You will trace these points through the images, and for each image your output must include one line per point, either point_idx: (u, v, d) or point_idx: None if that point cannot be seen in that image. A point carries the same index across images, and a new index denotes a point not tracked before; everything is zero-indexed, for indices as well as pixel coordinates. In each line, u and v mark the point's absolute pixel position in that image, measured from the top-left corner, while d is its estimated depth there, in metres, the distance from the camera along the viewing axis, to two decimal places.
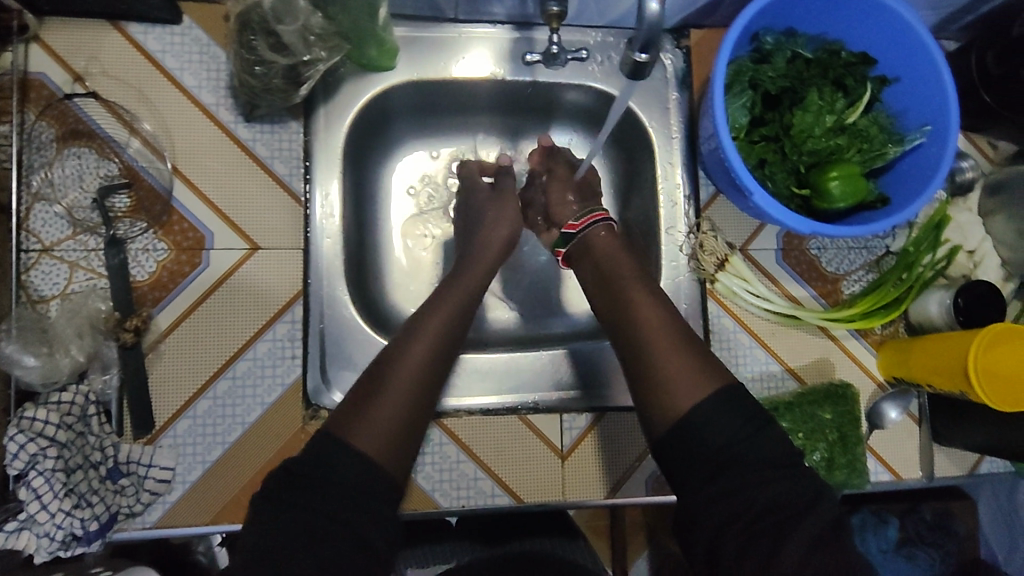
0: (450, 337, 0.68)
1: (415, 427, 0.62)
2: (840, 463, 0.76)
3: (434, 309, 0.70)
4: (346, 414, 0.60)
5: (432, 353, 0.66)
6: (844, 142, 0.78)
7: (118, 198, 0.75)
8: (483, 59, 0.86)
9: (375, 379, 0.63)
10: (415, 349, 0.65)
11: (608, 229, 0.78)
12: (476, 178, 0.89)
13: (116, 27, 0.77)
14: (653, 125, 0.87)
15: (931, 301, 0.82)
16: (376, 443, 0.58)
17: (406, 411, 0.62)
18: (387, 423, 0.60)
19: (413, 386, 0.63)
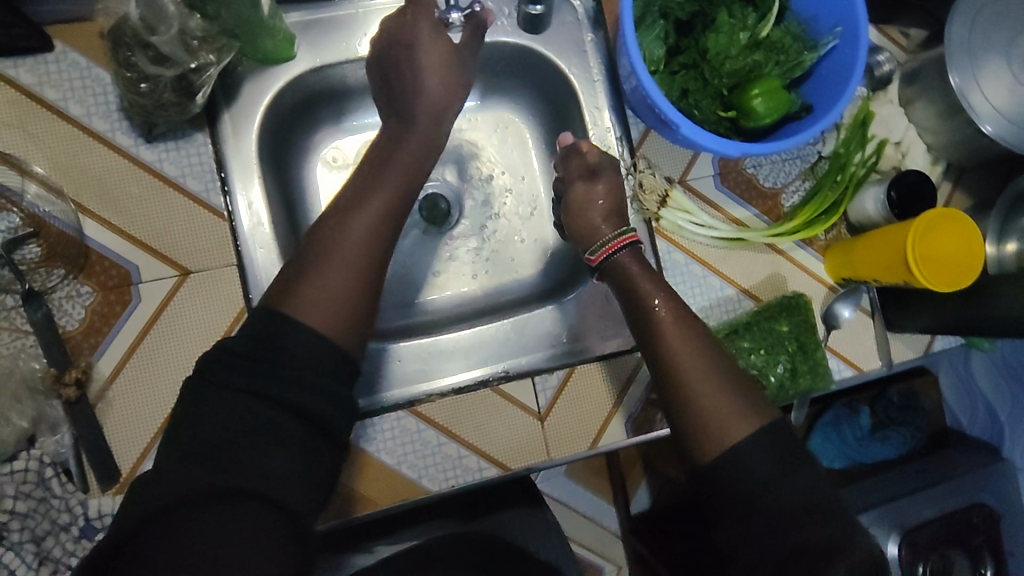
0: (391, 208, 0.66)
1: (363, 298, 0.61)
2: (803, 370, 0.78)
3: (377, 178, 0.68)
4: (289, 287, 0.60)
5: (375, 223, 0.64)
6: (761, 58, 0.77)
7: (27, 249, 0.71)
8: None
9: (317, 248, 0.62)
10: (359, 218, 0.64)
11: (634, 253, 0.72)
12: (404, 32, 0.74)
13: None
14: (574, 70, 0.85)
15: (868, 198, 0.84)
16: (322, 314, 0.58)
17: (355, 280, 0.61)
18: (332, 295, 0.60)
19: (356, 255, 0.62)
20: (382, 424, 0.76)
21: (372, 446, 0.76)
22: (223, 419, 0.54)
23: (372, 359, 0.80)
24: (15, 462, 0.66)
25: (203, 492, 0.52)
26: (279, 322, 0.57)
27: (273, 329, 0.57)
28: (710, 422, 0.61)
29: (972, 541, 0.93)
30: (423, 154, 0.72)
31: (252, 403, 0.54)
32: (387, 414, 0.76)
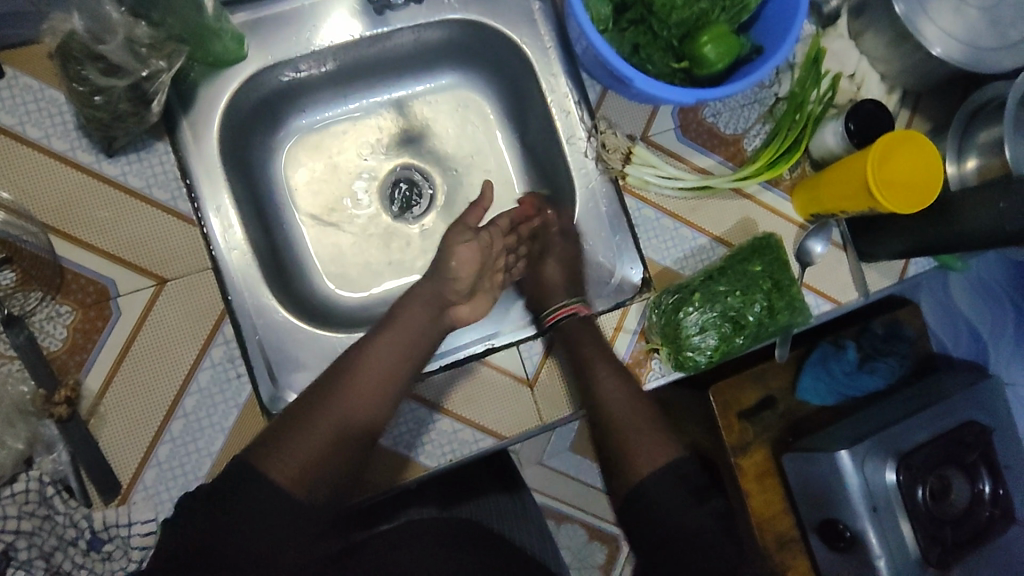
0: (392, 371, 0.71)
1: (338, 462, 0.65)
2: (780, 308, 0.78)
3: (365, 353, 0.72)
4: (272, 439, 0.64)
5: (368, 390, 0.69)
6: (706, 6, 0.77)
7: (3, 276, 0.71)
8: (337, 24, 0.82)
9: (301, 414, 0.66)
10: (349, 392, 0.68)
11: (576, 320, 0.81)
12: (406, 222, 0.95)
13: None
14: (525, 40, 0.86)
15: (828, 133, 0.85)
16: (298, 468, 0.62)
17: (330, 447, 0.65)
18: (307, 459, 0.63)
19: (343, 423, 0.66)
20: None
21: None
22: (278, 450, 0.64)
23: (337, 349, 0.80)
24: (15, 485, 0.67)
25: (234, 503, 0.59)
26: (247, 472, 0.61)
27: (239, 477, 0.60)
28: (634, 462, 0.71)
29: (967, 457, 0.95)
30: (423, 298, 0.79)
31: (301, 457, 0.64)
32: None
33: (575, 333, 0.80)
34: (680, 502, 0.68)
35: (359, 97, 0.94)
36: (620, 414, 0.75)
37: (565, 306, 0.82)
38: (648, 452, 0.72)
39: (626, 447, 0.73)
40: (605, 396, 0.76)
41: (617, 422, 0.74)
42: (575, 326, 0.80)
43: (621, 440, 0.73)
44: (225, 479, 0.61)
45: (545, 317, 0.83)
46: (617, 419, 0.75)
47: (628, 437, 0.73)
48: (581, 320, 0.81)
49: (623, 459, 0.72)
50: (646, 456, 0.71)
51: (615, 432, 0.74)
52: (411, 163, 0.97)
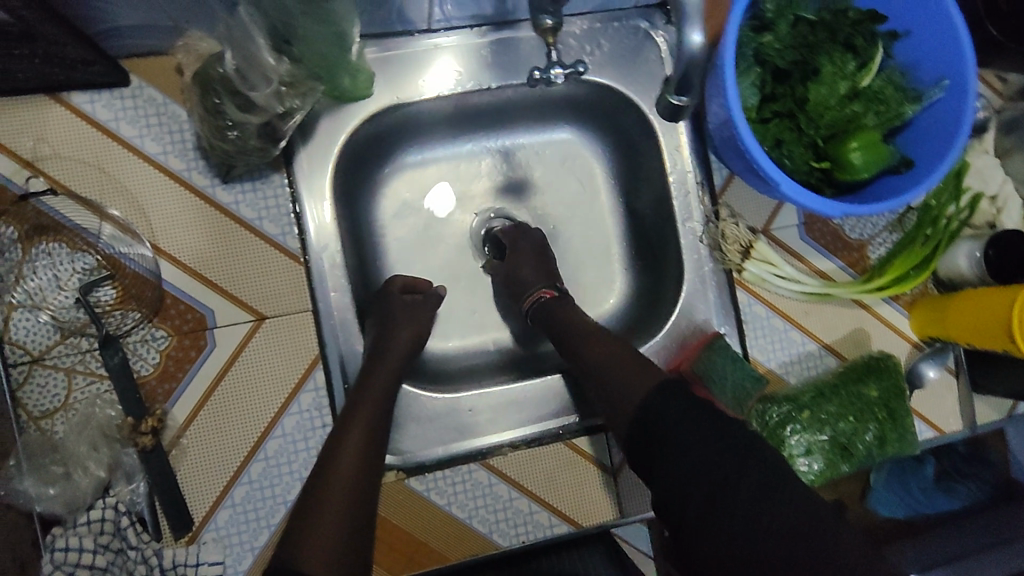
0: (381, 422, 0.65)
1: (361, 531, 0.57)
2: (892, 437, 0.74)
3: (349, 418, 0.65)
4: (290, 534, 0.56)
5: (366, 443, 0.63)
6: (859, 109, 0.72)
7: (102, 291, 0.70)
8: (443, 72, 0.78)
9: (310, 494, 0.58)
10: (343, 458, 0.60)
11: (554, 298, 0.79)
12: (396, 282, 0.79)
13: (57, 99, 0.68)
14: (655, 111, 0.82)
15: (960, 254, 0.81)
16: (324, 548, 0.54)
17: (349, 521, 0.57)
18: (323, 535, 0.55)
19: (351, 484, 0.59)
20: (451, 476, 0.75)
21: (432, 493, 0.75)
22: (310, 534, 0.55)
23: (413, 409, 0.77)
24: (91, 512, 0.65)
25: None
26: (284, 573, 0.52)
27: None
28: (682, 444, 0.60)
29: None
30: (405, 326, 0.74)
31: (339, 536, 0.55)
32: (458, 466, 0.76)
33: (556, 313, 0.77)
34: (760, 486, 0.54)
35: (467, 140, 0.89)
36: (609, 366, 0.68)
37: (538, 290, 0.81)
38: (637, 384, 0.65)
39: (619, 392, 0.66)
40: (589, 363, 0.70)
41: (629, 408, 0.64)
42: (551, 303, 0.79)
43: (616, 396, 0.66)
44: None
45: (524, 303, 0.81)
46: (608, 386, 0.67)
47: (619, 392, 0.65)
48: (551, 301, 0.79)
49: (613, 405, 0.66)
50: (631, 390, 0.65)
51: (617, 386, 0.66)
52: (505, 208, 0.91)
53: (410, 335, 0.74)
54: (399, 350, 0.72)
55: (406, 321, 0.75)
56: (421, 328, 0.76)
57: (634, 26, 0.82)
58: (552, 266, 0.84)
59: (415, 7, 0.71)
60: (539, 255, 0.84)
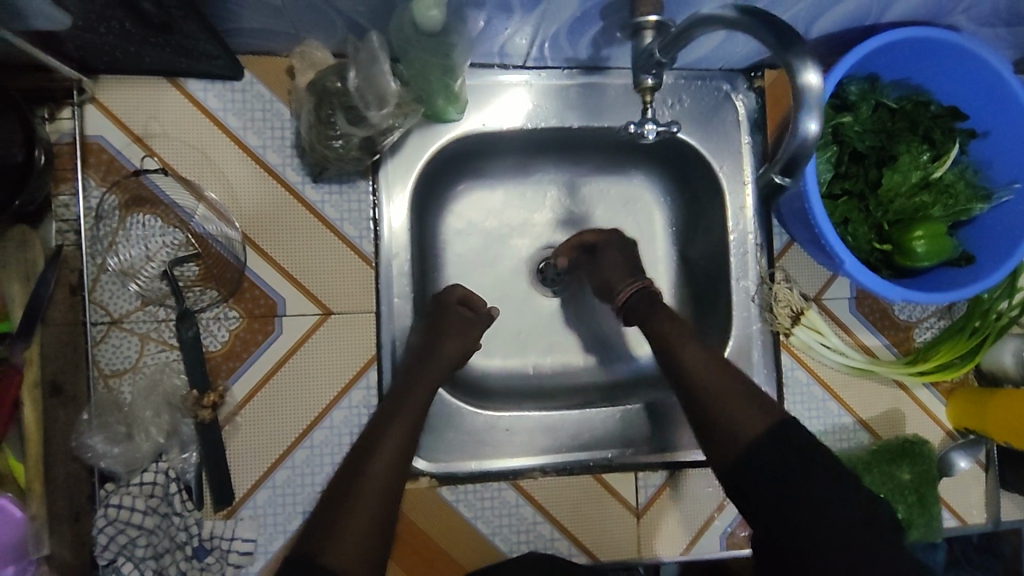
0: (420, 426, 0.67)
1: (384, 533, 0.59)
2: (918, 522, 0.76)
3: (391, 417, 0.66)
4: (317, 533, 0.57)
5: (404, 444, 0.64)
6: (929, 199, 0.75)
7: (186, 268, 0.73)
8: (525, 102, 0.82)
9: (338, 496, 0.60)
10: (379, 457, 0.62)
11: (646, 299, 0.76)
12: (447, 298, 0.77)
13: (175, 84, 0.73)
14: (724, 170, 0.84)
15: (1006, 350, 0.82)
16: (349, 559, 0.55)
17: (374, 523, 0.58)
18: (350, 547, 0.56)
19: (383, 486, 0.61)
20: (481, 491, 0.78)
21: (460, 504, 0.77)
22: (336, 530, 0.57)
23: (453, 423, 0.79)
24: (145, 474, 0.68)
25: None
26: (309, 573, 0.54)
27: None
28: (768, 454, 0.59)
29: None
30: (454, 336, 0.74)
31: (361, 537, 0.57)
32: (489, 483, 0.78)
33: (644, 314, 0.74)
34: None
35: (537, 171, 0.92)
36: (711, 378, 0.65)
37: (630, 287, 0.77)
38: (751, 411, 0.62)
39: None
40: (684, 365, 0.66)
41: None
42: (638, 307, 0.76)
43: None
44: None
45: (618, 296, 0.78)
46: (700, 397, 0.64)
47: (720, 419, 0.62)
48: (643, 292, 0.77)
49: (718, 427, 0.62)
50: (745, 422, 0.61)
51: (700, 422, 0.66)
52: (560, 244, 0.93)
53: (462, 346, 0.74)
54: (439, 365, 0.71)
55: (454, 338, 0.74)
56: (469, 346, 0.75)
57: (716, 87, 0.85)
58: (638, 265, 0.81)
59: (515, 44, 0.75)
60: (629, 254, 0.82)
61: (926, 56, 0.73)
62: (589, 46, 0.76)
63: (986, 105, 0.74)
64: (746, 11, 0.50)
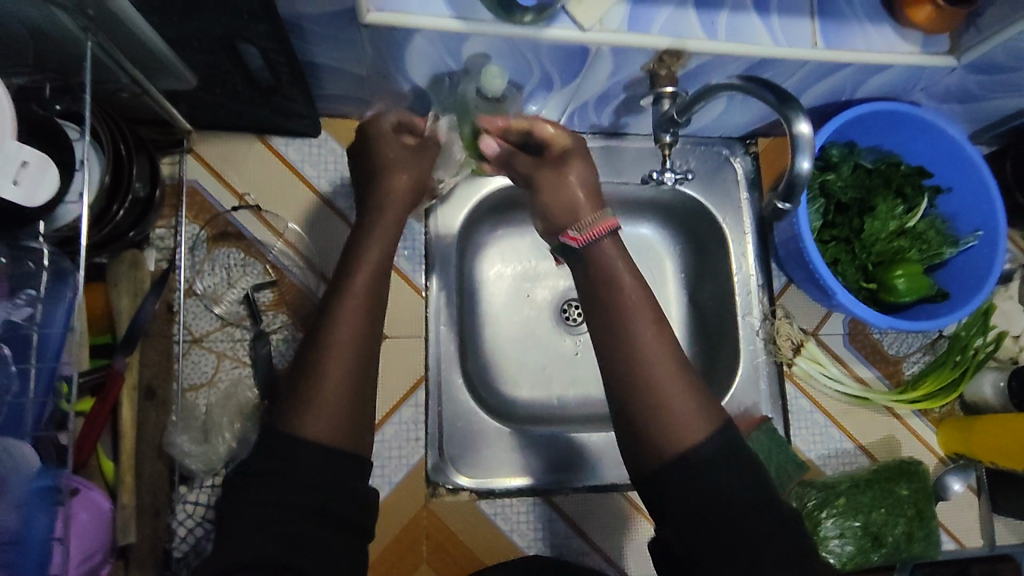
0: (382, 272, 0.67)
1: (361, 381, 0.60)
2: (918, 535, 0.84)
3: (350, 268, 0.65)
4: (288, 403, 0.57)
5: (370, 291, 0.64)
6: (905, 244, 0.87)
7: (262, 294, 0.83)
8: None
9: (310, 351, 0.60)
10: (347, 303, 0.62)
11: (614, 241, 0.69)
12: (385, 133, 0.78)
13: (262, 140, 0.85)
14: (727, 222, 0.97)
15: (985, 382, 0.91)
16: (323, 421, 0.56)
17: (349, 375, 0.59)
18: (327, 409, 0.57)
19: (355, 339, 0.61)
20: (516, 504, 0.84)
21: (497, 518, 0.84)
22: (305, 390, 0.57)
23: (489, 439, 0.85)
24: (216, 477, 0.75)
25: (269, 454, 0.55)
26: (286, 438, 0.55)
27: (275, 449, 0.55)
28: (676, 431, 0.58)
29: None
30: (403, 189, 0.74)
31: (339, 394, 0.58)
32: (523, 498, 0.84)
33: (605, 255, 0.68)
34: None
35: None
36: (664, 360, 0.62)
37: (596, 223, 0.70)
38: (694, 417, 0.59)
39: None
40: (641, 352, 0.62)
41: None
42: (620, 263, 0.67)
43: None
44: (262, 458, 0.55)
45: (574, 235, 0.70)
46: (641, 381, 0.61)
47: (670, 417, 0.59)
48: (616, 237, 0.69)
49: (656, 435, 0.59)
50: (686, 422, 0.59)
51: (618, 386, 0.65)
52: None
53: (418, 182, 0.77)
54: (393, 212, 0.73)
55: (401, 163, 0.76)
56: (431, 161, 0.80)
57: (718, 152, 0.99)
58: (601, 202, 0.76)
59: (549, 112, 0.90)
60: (589, 189, 0.77)
61: (896, 125, 0.87)
62: (611, 113, 0.91)
63: (949, 164, 0.88)
64: (749, 80, 0.62)
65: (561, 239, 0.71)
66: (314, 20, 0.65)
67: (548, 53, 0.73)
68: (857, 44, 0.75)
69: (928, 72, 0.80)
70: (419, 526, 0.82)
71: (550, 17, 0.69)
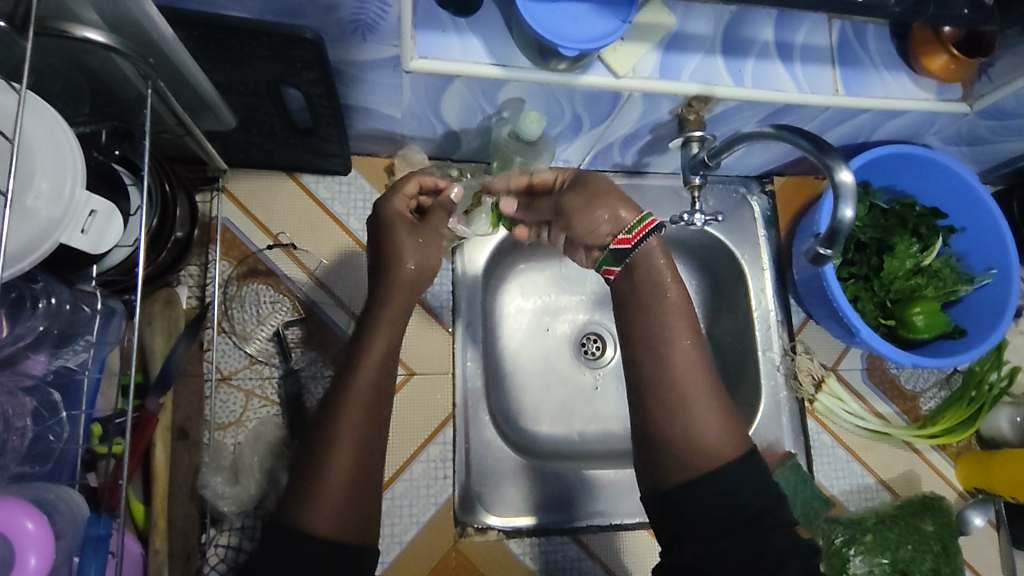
0: (393, 351, 0.62)
1: (367, 474, 0.56)
2: (945, 572, 0.84)
3: (359, 347, 0.61)
4: (291, 494, 0.54)
5: (379, 372, 0.60)
6: (922, 282, 0.90)
7: (291, 331, 0.83)
8: None
9: (317, 438, 0.56)
10: (355, 387, 0.58)
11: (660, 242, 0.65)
12: (397, 208, 0.69)
13: (292, 177, 0.86)
14: (746, 257, 0.98)
15: (1001, 417, 0.93)
16: (327, 517, 0.53)
17: (353, 466, 0.55)
18: (331, 507, 0.53)
19: (362, 425, 0.57)
20: (546, 544, 0.84)
21: (528, 556, 0.83)
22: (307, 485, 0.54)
23: (517, 477, 0.85)
24: (246, 518, 0.75)
25: (268, 554, 0.51)
26: (288, 534, 0.52)
27: (278, 544, 0.51)
28: (706, 445, 0.57)
29: None
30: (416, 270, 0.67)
31: (342, 489, 0.54)
32: (552, 537, 0.84)
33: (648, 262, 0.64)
34: None
35: None
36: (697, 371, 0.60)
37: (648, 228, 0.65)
38: (722, 434, 0.58)
39: None
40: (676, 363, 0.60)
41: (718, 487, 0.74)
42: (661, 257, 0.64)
43: None
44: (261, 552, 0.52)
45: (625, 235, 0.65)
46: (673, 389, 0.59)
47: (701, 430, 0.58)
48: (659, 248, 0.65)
49: (681, 448, 0.57)
50: (716, 441, 0.57)
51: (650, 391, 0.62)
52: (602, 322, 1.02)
53: (430, 259, 0.69)
54: (409, 287, 0.67)
55: (409, 247, 0.68)
56: (438, 241, 0.71)
57: (736, 190, 1.01)
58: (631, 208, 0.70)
59: (574, 152, 0.92)
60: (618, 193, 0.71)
61: (911, 166, 0.90)
62: (635, 153, 0.93)
63: (962, 204, 0.91)
64: (782, 128, 0.65)
65: (611, 245, 0.67)
66: (357, 64, 0.68)
67: (581, 98, 0.75)
68: (875, 90, 0.78)
69: (942, 117, 0.83)
70: (447, 568, 0.81)
71: (585, 65, 0.72)
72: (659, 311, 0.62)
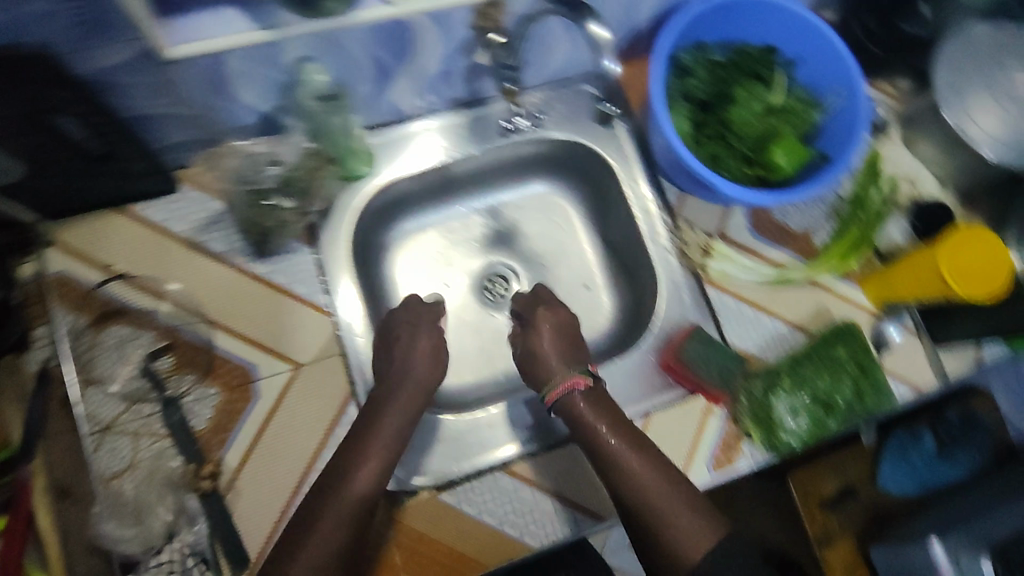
0: (393, 453, 0.75)
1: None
2: (868, 391, 0.85)
3: (362, 449, 0.74)
4: None
5: (377, 473, 0.73)
6: (775, 122, 0.89)
7: (162, 361, 0.83)
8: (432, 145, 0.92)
9: (290, 540, 0.68)
10: (351, 487, 0.71)
11: (582, 395, 0.79)
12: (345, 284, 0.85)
13: (120, 210, 0.83)
14: (611, 154, 0.96)
15: (894, 229, 0.95)
16: None
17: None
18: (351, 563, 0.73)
19: (341, 523, 0.69)
20: (479, 487, 0.82)
21: (463, 505, 0.81)
22: None
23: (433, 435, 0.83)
24: (160, 555, 0.76)
25: None
26: None
27: None
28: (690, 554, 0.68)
29: None
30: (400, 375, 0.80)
31: None
32: (484, 478, 0.82)
33: (585, 416, 0.78)
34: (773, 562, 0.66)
35: (457, 202, 1.02)
36: (675, 529, 0.70)
37: (566, 383, 0.80)
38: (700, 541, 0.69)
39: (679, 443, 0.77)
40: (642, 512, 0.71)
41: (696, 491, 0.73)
42: (581, 403, 0.78)
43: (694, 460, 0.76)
44: None
45: (546, 398, 0.81)
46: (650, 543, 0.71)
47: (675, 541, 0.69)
48: (584, 393, 0.79)
49: (668, 551, 0.70)
50: (695, 535, 0.69)
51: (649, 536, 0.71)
52: (498, 262, 1.02)
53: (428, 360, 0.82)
54: (409, 398, 0.79)
55: (418, 376, 0.80)
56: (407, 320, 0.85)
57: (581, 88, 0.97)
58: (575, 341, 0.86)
59: (404, 100, 0.89)
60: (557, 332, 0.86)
61: (729, 16, 0.88)
62: (461, 81, 0.89)
63: (799, 33, 0.88)
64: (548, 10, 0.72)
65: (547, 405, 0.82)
66: (116, 70, 0.65)
67: (364, 38, 0.72)
68: None
69: None
70: (383, 541, 0.79)
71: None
72: (620, 482, 0.73)
